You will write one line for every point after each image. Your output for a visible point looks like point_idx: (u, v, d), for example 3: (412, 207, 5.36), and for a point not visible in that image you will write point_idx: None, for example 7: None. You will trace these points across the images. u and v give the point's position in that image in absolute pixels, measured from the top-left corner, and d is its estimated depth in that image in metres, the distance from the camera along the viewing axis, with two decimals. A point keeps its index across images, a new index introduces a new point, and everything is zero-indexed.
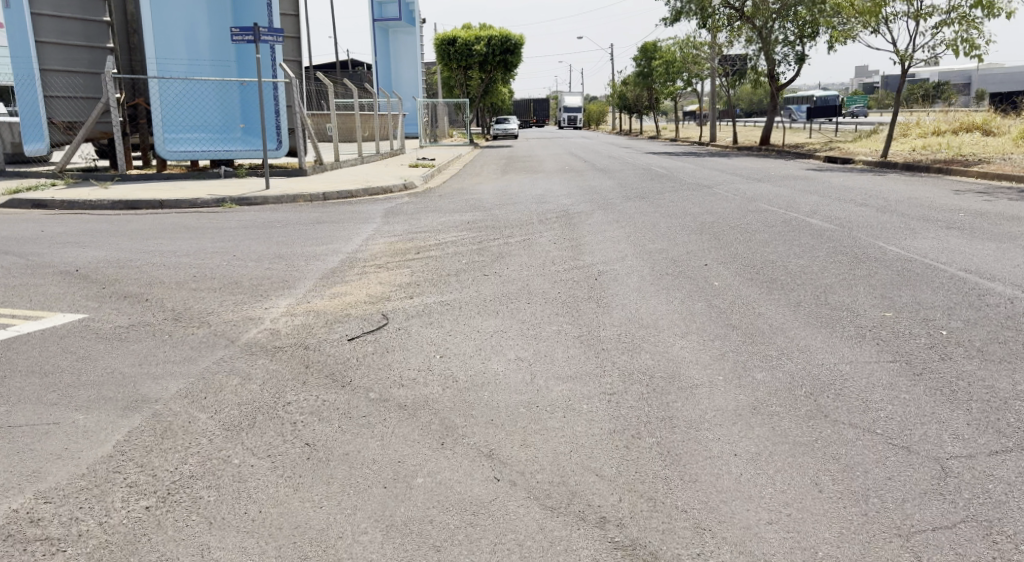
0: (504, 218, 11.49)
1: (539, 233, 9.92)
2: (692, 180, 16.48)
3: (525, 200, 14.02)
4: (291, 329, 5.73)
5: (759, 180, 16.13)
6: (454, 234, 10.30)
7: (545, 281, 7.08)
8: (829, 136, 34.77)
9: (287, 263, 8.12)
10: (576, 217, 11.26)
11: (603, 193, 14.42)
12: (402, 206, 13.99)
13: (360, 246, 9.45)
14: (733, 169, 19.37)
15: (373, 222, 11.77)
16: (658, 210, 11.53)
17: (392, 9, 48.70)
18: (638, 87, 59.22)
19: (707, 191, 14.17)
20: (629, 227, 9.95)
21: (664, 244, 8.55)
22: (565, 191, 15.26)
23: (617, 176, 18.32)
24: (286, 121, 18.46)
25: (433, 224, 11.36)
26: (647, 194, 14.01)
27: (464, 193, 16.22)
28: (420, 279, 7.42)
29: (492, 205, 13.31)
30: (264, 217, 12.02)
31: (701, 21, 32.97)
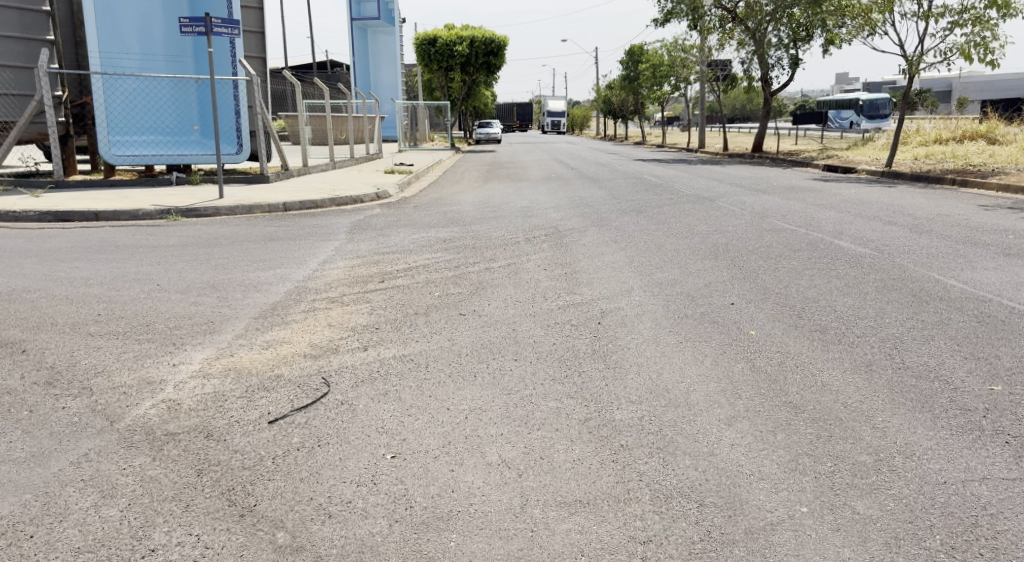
0: (485, 236, 10.13)
1: (525, 256, 8.56)
2: (690, 190, 15.19)
3: (510, 213, 12.66)
4: (197, 402, 4.32)
5: (764, 191, 14.84)
6: (428, 255, 8.93)
7: (535, 323, 5.69)
8: (823, 143, 33.66)
9: (219, 298, 6.71)
10: (567, 235, 9.93)
11: (594, 206, 13.11)
12: (372, 219, 12.60)
13: (316, 270, 8.06)
14: (732, 179, 18.12)
15: (337, 238, 10.40)
16: (659, 227, 10.22)
17: (371, 9, 47.30)
18: (624, 91, 58.06)
19: (711, 204, 12.87)
20: (630, 248, 8.62)
21: (675, 273, 7.17)
22: (554, 202, 13.94)
23: (610, 185, 17.01)
24: (247, 121, 17.27)
25: (404, 242, 9.97)
26: (644, 206, 12.70)
27: (442, 203, 14.83)
28: (379, 320, 6.02)
29: (474, 218, 11.96)
30: (212, 234, 10.57)
31: (692, 22, 31.75)
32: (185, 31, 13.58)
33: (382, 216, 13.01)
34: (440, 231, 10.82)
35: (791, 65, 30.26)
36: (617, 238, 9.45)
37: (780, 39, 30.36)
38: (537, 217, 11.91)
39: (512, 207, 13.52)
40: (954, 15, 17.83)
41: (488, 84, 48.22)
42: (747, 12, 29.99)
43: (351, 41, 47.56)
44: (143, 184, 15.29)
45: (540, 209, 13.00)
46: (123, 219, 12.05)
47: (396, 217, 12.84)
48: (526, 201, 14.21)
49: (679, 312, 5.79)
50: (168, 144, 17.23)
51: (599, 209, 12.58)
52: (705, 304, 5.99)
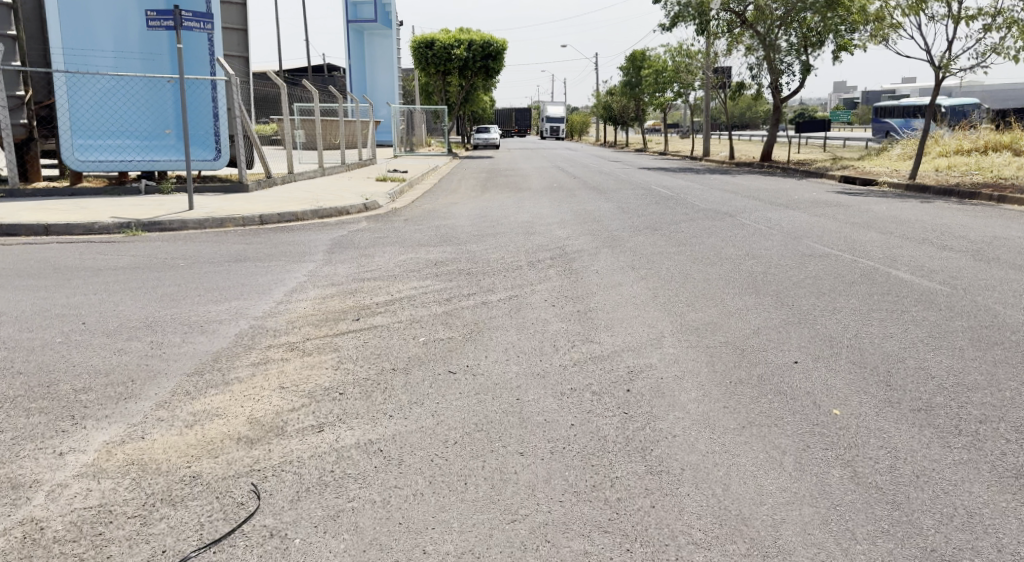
0: (483, 258, 8.88)
1: (529, 286, 7.29)
2: (707, 204, 13.95)
3: (512, 229, 11.40)
4: (68, 528, 3.07)
5: (788, 206, 13.56)
6: (419, 283, 7.65)
7: (544, 390, 4.41)
8: (833, 152, 32.43)
9: (151, 344, 5.46)
10: (576, 258, 8.68)
11: (604, 221, 11.89)
12: (357, 234, 11.36)
13: (280, 303, 6.79)
14: (747, 192, 16.91)
15: (314, 259, 9.14)
16: (682, 250, 8.96)
17: (367, 10, 46.19)
18: (625, 97, 56.79)
19: (733, 220, 11.61)
20: (653, 278, 7.36)
21: (713, 315, 5.90)
22: (558, 216, 12.71)
23: (616, 198, 15.76)
24: (226, 126, 16.11)
25: (388, 265, 8.69)
26: (658, 223, 11.45)
27: (434, 216, 13.56)
28: (345, 379, 4.74)
29: (470, 236, 10.71)
30: (169, 254, 9.32)
31: (698, 27, 30.52)
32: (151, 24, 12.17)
33: (368, 231, 11.75)
34: (433, 250, 9.55)
35: (802, 71, 29.02)
36: (636, 263, 8.18)
37: (790, 44, 29.13)
38: (541, 235, 10.68)
39: (512, 221, 12.28)
40: (987, 16, 16.57)
41: (486, 89, 47.02)
42: (757, 16, 28.78)
43: (346, 43, 46.39)
44: (107, 192, 14.00)
45: (545, 224, 11.78)
46: (77, 233, 10.77)
47: (384, 232, 11.60)
48: (528, 215, 12.97)
49: (730, 375, 4.48)
50: (141, 148, 16.07)
51: (611, 225, 11.36)
52: (763, 363, 4.69)
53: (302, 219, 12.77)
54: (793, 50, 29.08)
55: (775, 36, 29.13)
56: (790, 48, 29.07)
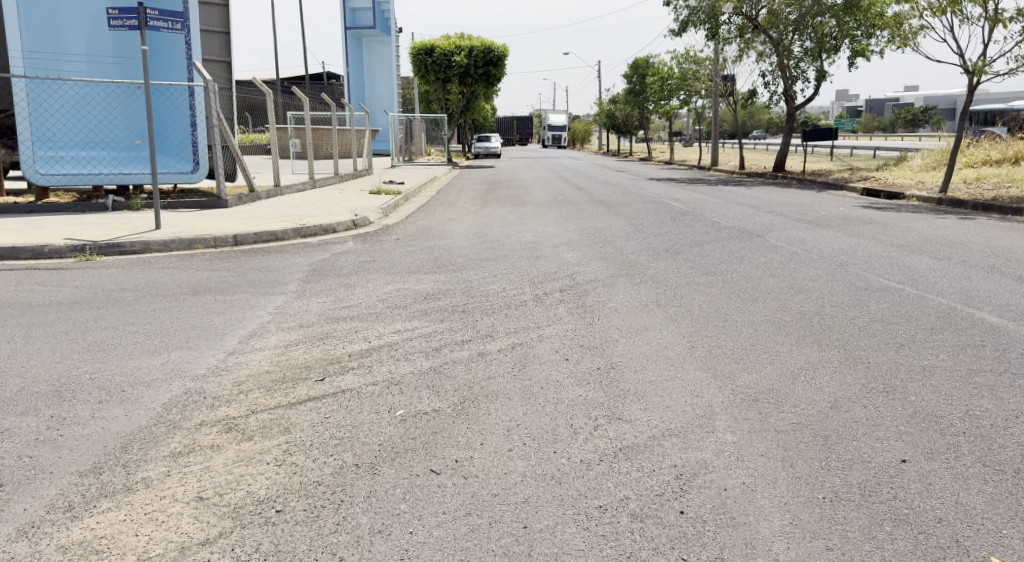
0: (481, 290, 7.66)
1: (534, 331, 6.05)
2: (729, 221, 12.75)
3: (514, 251, 10.18)
4: None
5: (818, 224, 12.33)
6: (404, 324, 6.42)
7: (560, 510, 3.16)
8: (849, 163, 31.16)
9: (48, 421, 4.26)
10: (588, 291, 7.45)
11: (617, 242, 10.67)
12: (341, 257, 10.14)
13: (231, 353, 5.57)
14: (768, 206, 15.67)
15: (286, 290, 7.93)
16: (711, 279, 7.74)
17: (367, 17, 45.12)
18: (629, 105, 55.55)
19: (762, 241, 10.39)
20: (685, 320, 6.13)
21: (771, 379, 4.65)
22: (566, 235, 11.50)
23: (628, 213, 14.55)
24: (205, 136, 14.93)
25: (370, 298, 7.48)
26: (678, 244, 10.22)
27: (428, 235, 12.33)
28: (288, 483, 3.51)
29: (468, 260, 9.50)
30: (119, 285, 8.12)
31: (708, 31, 29.35)
32: (113, 23, 10.94)
33: (354, 253, 10.54)
34: (425, 279, 8.34)
35: (817, 77, 27.81)
36: (660, 298, 6.95)
37: (804, 49, 27.93)
38: (548, 259, 9.46)
39: (516, 242, 11.05)
40: None
41: (488, 97, 45.86)
42: (771, 20, 27.59)
43: (345, 50, 45.32)
44: (70, 208, 12.81)
45: (551, 245, 10.57)
46: (23, 258, 9.59)
47: (371, 255, 10.39)
48: (532, 234, 11.75)
49: (817, 487, 3.23)
50: (114, 160, 14.90)
51: (625, 247, 10.14)
52: (859, 463, 3.43)
53: (282, 239, 11.55)
54: (808, 56, 27.88)
55: (788, 42, 27.94)
56: (805, 53, 27.89)
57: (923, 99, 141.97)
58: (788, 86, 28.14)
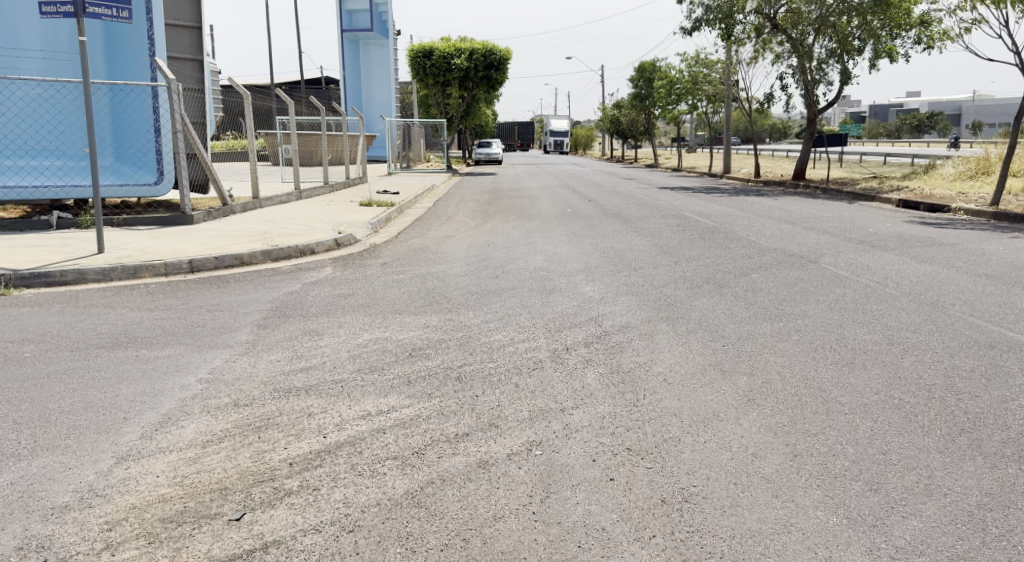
0: (482, 342, 5.98)
1: (557, 414, 4.36)
2: (768, 242, 11.07)
3: (523, 281, 8.50)
4: None
5: (873, 245, 10.65)
6: (376, 398, 4.73)
7: None
8: (871, 171, 29.42)
9: None
10: (621, 344, 5.78)
11: (644, 269, 8.99)
12: (316, 288, 8.47)
13: (119, 462, 3.87)
14: (806, 222, 13.98)
15: (234, 339, 6.24)
16: (777, 328, 6.06)
17: (363, 19, 43.53)
18: (634, 110, 53.82)
19: (819, 270, 8.69)
20: (764, 400, 4.45)
21: (940, 534, 2.97)
22: (583, 259, 9.82)
23: (649, 230, 12.88)
24: (170, 143, 13.27)
25: (338, 354, 5.79)
26: (718, 273, 8.55)
27: (420, 258, 10.66)
28: None
29: (467, 295, 7.81)
30: (25, 332, 6.42)
31: (723, 32, 27.73)
32: (45, 9, 9.44)
33: (330, 282, 8.86)
34: (412, 323, 6.65)
35: (840, 80, 26.15)
36: (721, 359, 5.28)
37: (826, 51, 26.25)
38: (564, 293, 7.77)
39: (524, 267, 9.39)
40: None
41: (489, 102, 44.22)
42: (790, 19, 25.94)
43: (340, 53, 43.69)
44: (7, 226, 11.10)
45: (566, 273, 8.90)
46: None
47: (350, 285, 8.72)
48: (542, 258, 10.08)
49: None
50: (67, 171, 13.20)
51: (656, 277, 8.45)
52: None
53: (248, 263, 9.87)
54: (829, 57, 26.22)
55: (808, 43, 26.30)
56: (825, 54, 26.24)
57: (930, 104, 140.41)
58: (809, 89, 26.47)
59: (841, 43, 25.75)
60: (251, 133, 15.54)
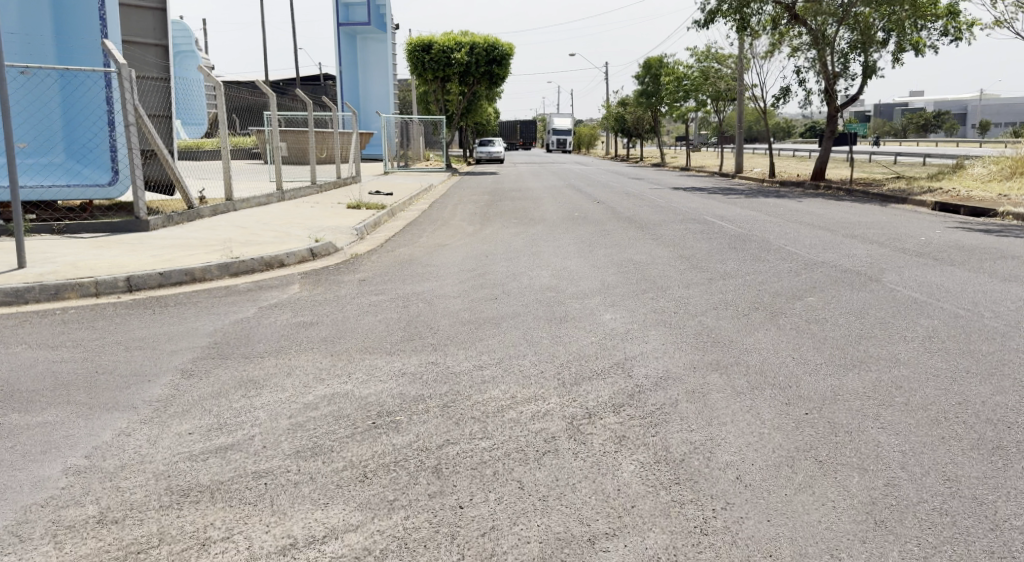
0: (473, 402, 4.44)
1: (583, 550, 2.84)
2: (811, 254, 9.52)
3: (529, 306, 6.95)
4: None
5: (935, 258, 9.13)
6: (312, 512, 3.20)
7: None
8: (892, 171, 27.83)
9: None
10: (662, 404, 4.26)
11: (672, 289, 7.46)
12: (275, 313, 6.95)
13: None
14: (845, 229, 12.40)
15: (143, 396, 4.69)
16: (869, 382, 4.53)
17: (359, 13, 41.93)
18: (640, 107, 52.10)
19: (886, 292, 7.16)
20: (900, 525, 2.94)
21: None
22: (596, 276, 8.30)
23: (670, 239, 11.33)
24: (126, 140, 11.74)
25: (277, 420, 4.25)
26: (763, 297, 7.02)
27: (404, 271, 9.13)
28: None
29: (458, 326, 6.28)
30: None
31: (738, 22, 26.12)
32: None
33: (295, 304, 7.33)
34: (382, 368, 5.13)
35: (863, 74, 24.56)
36: (810, 440, 3.75)
37: (848, 43, 24.67)
38: (578, 324, 6.24)
39: (528, 286, 7.85)
40: None
41: (490, 99, 42.60)
42: (810, 9, 24.32)
43: (336, 47, 42.12)
44: None
45: (579, 295, 7.36)
46: None
47: (319, 308, 7.20)
48: (548, 274, 8.54)
49: None
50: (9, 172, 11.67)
51: (689, 301, 6.92)
52: None
53: (200, 280, 8.36)
54: (851, 50, 24.62)
55: (829, 34, 24.71)
56: (847, 46, 24.63)
57: (938, 103, 138.51)
58: (829, 84, 24.87)
59: (864, 35, 24.14)
60: (224, 129, 14.05)
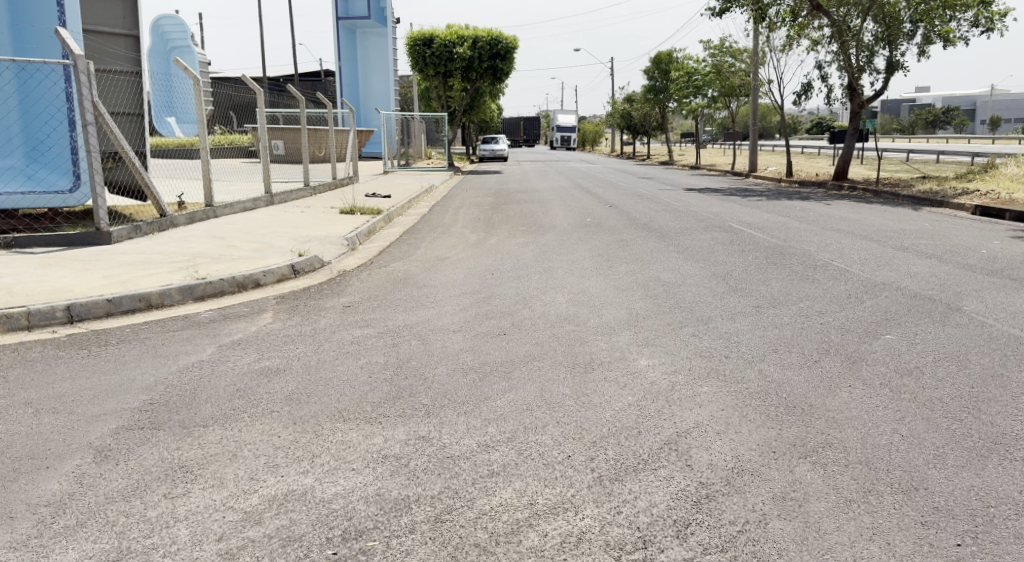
0: (477, 513, 3.22)
1: None
2: (865, 272, 8.28)
3: (546, 345, 5.73)
4: None
5: (1012, 278, 7.89)
6: None
7: None
8: (917, 171, 26.52)
9: None
10: (741, 523, 3.10)
11: (714, 322, 6.25)
12: (236, 354, 5.74)
13: None
14: (890, 239, 11.15)
15: (32, 493, 3.48)
16: (1020, 483, 3.33)
17: (360, 6, 40.57)
18: (648, 103, 50.75)
19: (978, 328, 5.92)
20: None
21: None
22: (621, 302, 7.08)
23: (698, 252, 10.10)
24: (89, 140, 10.52)
25: (201, 548, 3.06)
26: (828, 336, 5.79)
27: (397, 293, 7.90)
28: None
29: (457, 377, 5.06)
30: None
31: (755, 13, 24.84)
32: None
33: (264, 340, 6.13)
34: (358, 446, 3.92)
35: (887, 68, 23.28)
36: None
37: (871, 35, 23.37)
38: (607, 372, 5.03)
39: (542, 316, 6.63)
40: None
41: (495, 96, 41.34)
42: None
43: (335, 42, 40.84)
44: None
45: (604, 329, 6.15)
46: None
47: (291, 344, 5.99)
48: (565, 299, 7.32)
49: None
50: None
51: (739, 339, 5.70)
52: None
53: (156, 308, 7.21)
54: (876, 42, 23.37)
55: (853, 25, 23.45)
56: (872, 38, 23.37)
57: (945, 99, 136.86)
58: (852, 79, 23.61)
59: (889, 27, 22.89)
60: (205, 128, 12.89)
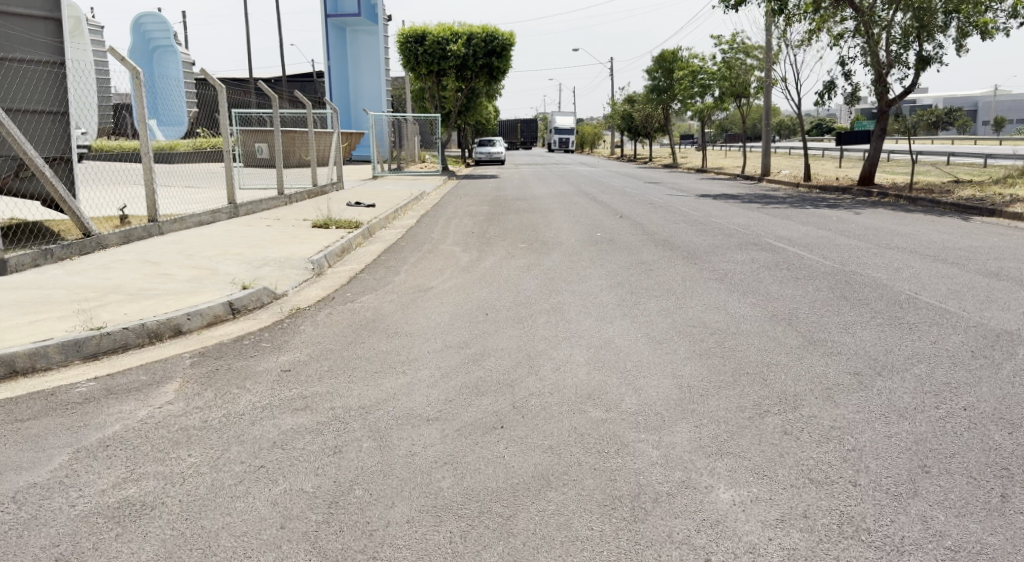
0: None
1: None
2: (972, 316, 6.35)
3: (562, 450, 3.81)
4: None
5: None
6: None
7: None
8: (945, 176, 24.58)
9: None
10: None
11: (804, 407, 4.32)
12: (94, 467, 3.78)
13: None
14: (967, 260, 9.24)
15: None
16: None
17: (350, 3, 38.60)
18: (651, 104, 48.81)
19: None
20: None
21: None
22: (661, 367, 5.15)
23: (741, 280, 8.20)
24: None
25: None
26: (990, 438, 3.84)
27: (357, 345, 5.98)
28: None
29: (425, 527, 3.14)
30: None
31: (773, 4, 22.90)
32: None
33: (151, 437, 4.21)
34: None
35: (917, 63, 21.35)
36: None
37: (900, 28, 21.42)
38: (666, 519, 3.12)
39: (555, 393, 4.70)
40: None
41: (491, 96, 39.43)
42: None
43: (324, 40, 38.88)
44: None
45: (647, 417, 4.23)
46: None
47: (184, 446, 4.06)
48: (585, 359, 5.39)
49: None
50: None
51: (855, 445, 3.79)
52: None
53: (20, 376, 5.28)
54: (906, 36, 21.45)
55: (881, 18, 21.53)
56: (902, 32, 21.45)
57: (944, 100, 135.20)
58: (881, 76, 21.71)
59: (920, 18, 20.97)
60: (146, 131, 10.92)
